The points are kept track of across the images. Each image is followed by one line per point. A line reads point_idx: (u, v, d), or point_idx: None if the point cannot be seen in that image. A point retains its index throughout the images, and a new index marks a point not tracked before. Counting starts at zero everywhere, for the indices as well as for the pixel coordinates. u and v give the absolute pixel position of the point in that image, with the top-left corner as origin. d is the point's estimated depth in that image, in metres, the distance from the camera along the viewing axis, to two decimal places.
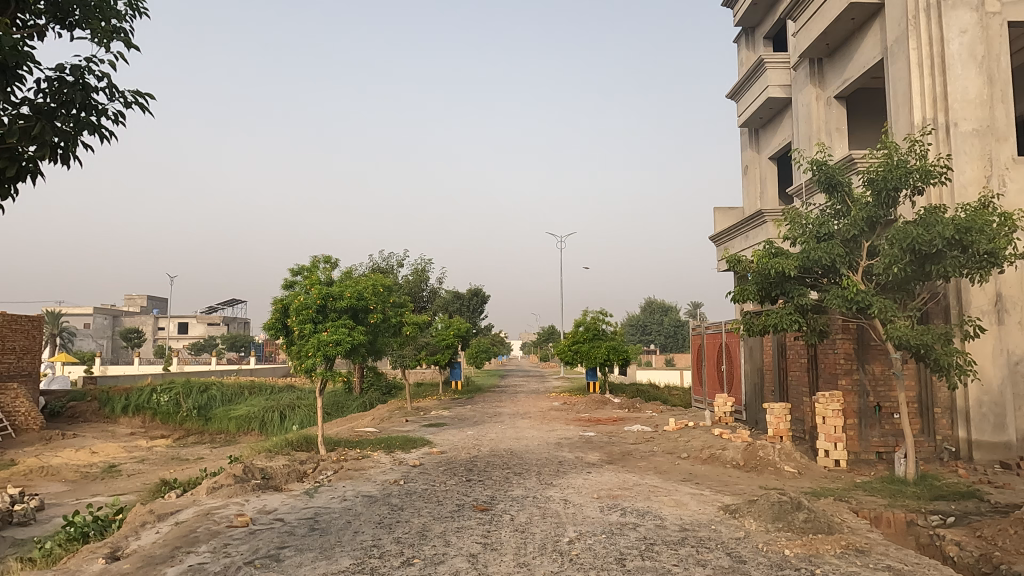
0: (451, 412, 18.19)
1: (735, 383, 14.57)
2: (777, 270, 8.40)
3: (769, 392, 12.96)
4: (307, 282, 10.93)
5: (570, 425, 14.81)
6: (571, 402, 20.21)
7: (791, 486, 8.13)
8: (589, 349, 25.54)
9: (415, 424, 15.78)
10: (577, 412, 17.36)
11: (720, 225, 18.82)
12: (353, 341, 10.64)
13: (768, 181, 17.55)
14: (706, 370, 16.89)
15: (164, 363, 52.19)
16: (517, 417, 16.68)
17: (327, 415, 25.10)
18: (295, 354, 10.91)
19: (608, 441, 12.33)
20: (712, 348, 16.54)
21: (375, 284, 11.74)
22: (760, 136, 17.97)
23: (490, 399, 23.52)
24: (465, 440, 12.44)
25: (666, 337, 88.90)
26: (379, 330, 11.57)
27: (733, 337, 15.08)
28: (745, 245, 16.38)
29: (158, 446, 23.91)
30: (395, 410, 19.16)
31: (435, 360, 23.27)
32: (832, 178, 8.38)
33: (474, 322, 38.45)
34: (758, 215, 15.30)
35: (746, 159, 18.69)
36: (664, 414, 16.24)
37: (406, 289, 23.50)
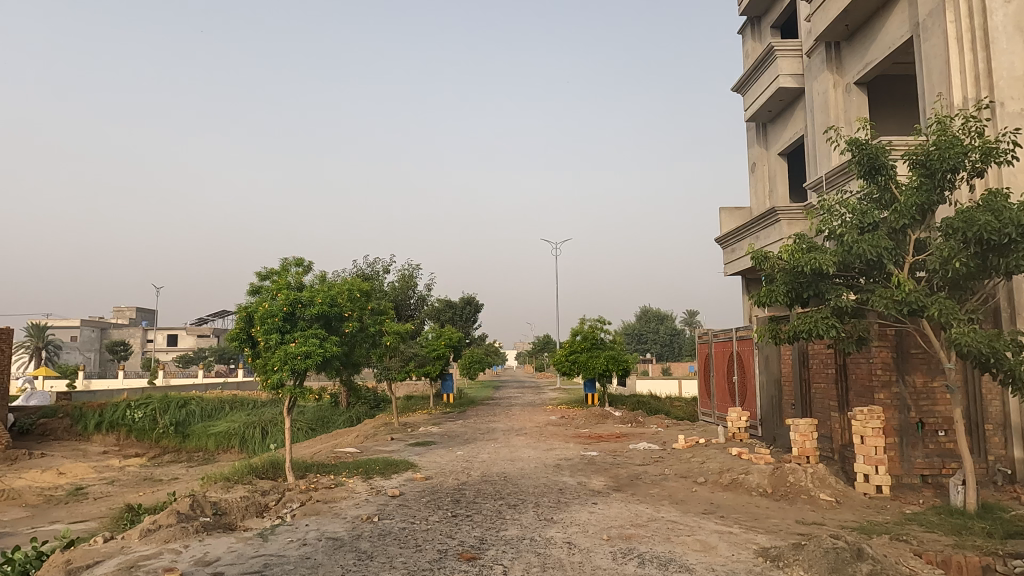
0: (440, 429, 16.96)
1: (749, 395, 13.37)
2: (813, 267, 7.23)
3: (790, 405, 11.77)
4: (274, 287, 9.68)
5: (570, 443, 13.59)
6: (569, 416, 19.00)
7: (833, 521, 6.93)
8: (587, 359, 24.33)
9: (402, 442, 14.51)
10: (576, 427, 16.16)
11: (726, 227, 17.71)
12: (325, 353, 9.36)
13: (778, 179, 16.46)
14: (714, 381, 15.71)
15: (150, 377, 50.63)
16: (512, 434, 15.45)
17: (311, 431, 23.92)
18: (262, 368, 9.65)
19: (613, 462, 11.11)
20: (721, 358, 15.33)
21: (352, 289, 10.47)
22: (768, 132, 16.91)
23: (483, 412, 22.26)
24: (454, 462, 11.19)
25: (662, 346, 87.84)
26: (357, 341, 10.28)
27: (745, 345, 13.87)
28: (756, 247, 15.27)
29: (132, 466, 22.52)
30: (381, 426, 17.92)
31: (425, 372, 21.99)
32: (874, 159, 7.21)
33: (467, 331, 37.19)
34: (770, 213, 14.22)
35: (752, 156, 17.61)
36: (671, 429, 15.04)
37: (391, 297, 22.08)
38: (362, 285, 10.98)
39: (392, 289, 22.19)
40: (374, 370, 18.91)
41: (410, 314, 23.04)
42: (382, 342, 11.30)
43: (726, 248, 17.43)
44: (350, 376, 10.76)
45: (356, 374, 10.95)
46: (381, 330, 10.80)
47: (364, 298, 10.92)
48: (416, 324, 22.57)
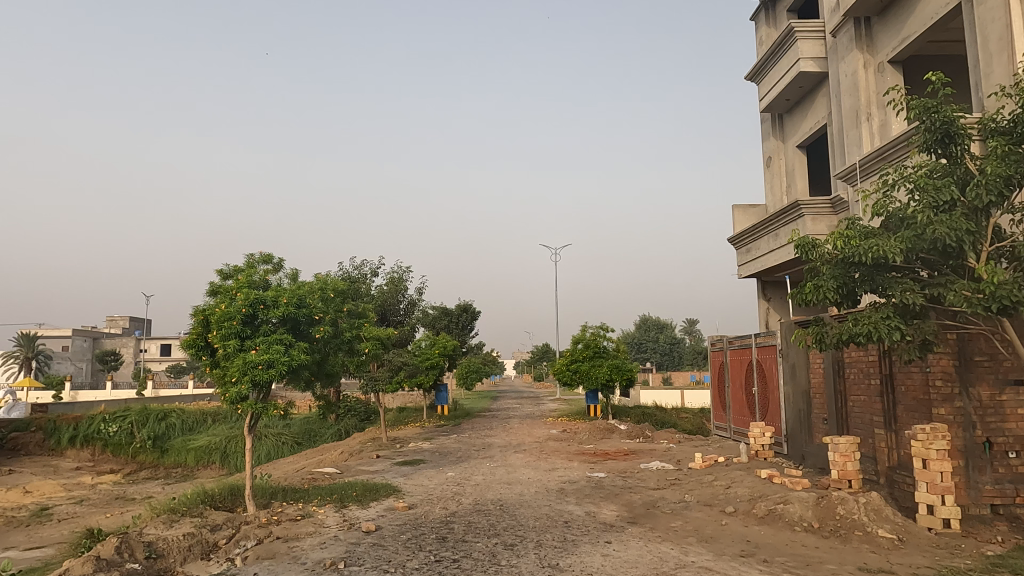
0: (432, 445, 15.61)
1: (773, 408, 12.07)
2: (874, 256, 5.96)
3: (821, 421, 10.48)
4: (235, 287, 8.37)
5: (574, 461, 12.27)
6: (571, 430, 17.66)
7: (904, 569, 5.62)
8: (589, 369, 23.01)
9: (388, 461, 13.16)
10: (579, 443, 14.83)
11: (740, 225, 16.45)
12: (292, 363, 8.05)
13: (796, 173, 15.25)
14: (730, 392, 14.43)
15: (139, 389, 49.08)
16: (510, 451, 14.10)
17: (296, 446, 22.67)
18: (220, 379, 8.34)
19: (624, 485, 9.78)
20: (738, 367, 14.04)
21: (327, 288, 9.15)
22: (786, 123, 15.73)
23: (479, 425, 20.90)
24: (444, 486, 9.84)
25: (662, 356, 86.53)
26: (332, 348, 8.95)
27: (767, 353, 12.57)
28: (776, 246, 14.00)
29: (104, 483, 21.09)
30: (369, 441, 16.57)
31: (417, 383, 20.70)
32: (947, 125, 5.89)
33: (463, 340, 35.84)
34: (792, 207, 13.00)
35: (767, 149, 16.41)
36: (684, 446, 13.72)
37: (376, 302, 20.71)
38: (341, 284, 9.66)
39: (377, 292, 20.76)
40: (357, 381, 17.68)
41: (399, 319, 21.68)
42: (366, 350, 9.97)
43: (741, 249, 16.19)
44: (326, 388, 9.44)
45: (334, 386, 9.64)
46: (364, 336, 9.48)
47: (342, 300, 9.59)
48: (407, 330, 21.19)
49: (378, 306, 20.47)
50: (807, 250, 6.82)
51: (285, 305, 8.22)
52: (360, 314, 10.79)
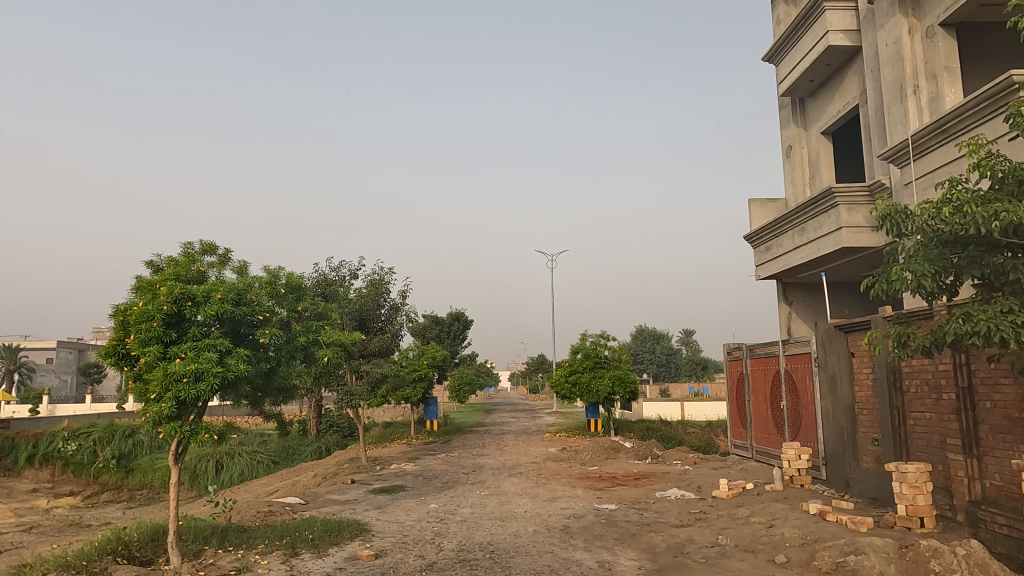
0: (417, 466, 13.89)
1: (807, 426, 10.49)
2: (998, 226, 4.40)
3: (871, 442, 8.87)
4: (159, 280, 6.73)
5: (577, 488, 10.59)
6: (572, 448, 15.99)
7: None
8: (590, 381, 21.39)
9: (364, 487, 11.44)
10: (582, 464, 13.16)
11: (757, 220, 14.88)
12: (228, 375, 6.40)
13: (822, 162, 13.75)
14: (752, 406, 12.84)
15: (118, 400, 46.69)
16: (503, 474, 12.39)
17: (272, 465, 21.16)
18: (143, 396, 6.66)
19: (640, 521, 8.12)
20: (761, 378, 12.47)
21: (278, 283, 7.50)
22: (807, 108, 14.27)
23: (470, 442, 19.18)
24: (423, 524, 8.13)
25: (658, 366, 84.86)
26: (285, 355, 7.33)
27: (798, 361, 10.96)
28: (803, 241, 12.46)
29: (60, 508, 19.19)
30: (347, 462, 14.82)
31: (402, 396, 19.25)
32: None
33: (455, 350, 34.19)
34: (823, 196, 11.46)
35: (787, 138, 14.90)
36: (702, 468, 12.09)
37: (351, 308, 19.01)
38: (302, 278, 8.03)
39: (352, 298, 19.05)
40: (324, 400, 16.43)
41: (380, 326, 19.90)
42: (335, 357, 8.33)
43: (759, 247, 14.65)
44: (279, 406, 7.75)
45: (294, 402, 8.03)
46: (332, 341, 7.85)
47: (301, 297, 7.95)
48: (389, 337, 19.38)
49: (353, 312, 18.80)
50: (898, 221, 5.24)
51: (221, 302, 6.57)
52: (326, 316, 9.16)
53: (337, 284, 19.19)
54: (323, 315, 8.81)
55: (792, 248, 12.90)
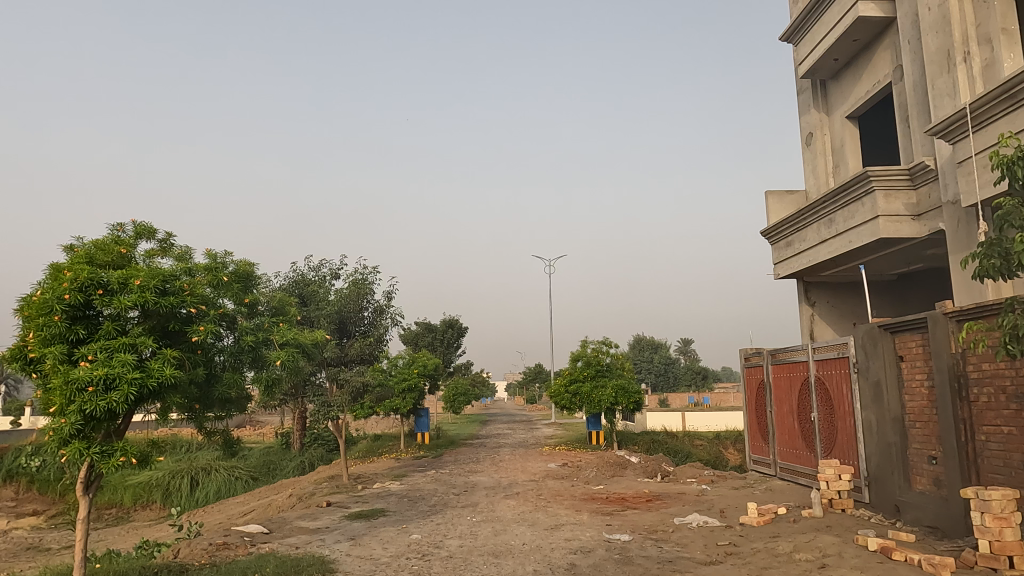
0: (403, 486, 12.52)
1: (844, 441, 9.19)
2: None
3: (927, 460, 7.58)
4: (69, 264, 5.43)
5: (582, 513, 9.26)
6: (573, 464, 14.64)
7: None
8: (591, 390, 20.07)
9: (340, 511, 10.05)
10: (586, 484, 11.82)
11: (775, 215, 13.64)
12: (149, 383, 5.09)
13: (848, 148, 12.56)
14: (774, 418, 11.57)
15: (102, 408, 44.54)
16: (498, 495, 11.05)
17: (251, 482, 19.97)
18: (47, 407, 5.34)
19: (660, 557, 6.79)
20: (784, 387, 11.20)
21: (222, 269, 6.20)
22: (830, 91, 13.10)
23: (463, 457, 17.80)
24: (400, 562, 6.78)
25: (656, 376, 83.57)
26: (226, 357, 6.05)
27: (831, 368, 9.66)
28: (832, 234, 11.21)
29: (19, 529, 17.65)
30: (326, 481, 13.43)
31: (391, 407, 18.02)
32: None
33: (448, 358, 32.92)
34: (857, 181, 10.21)
35: (807, 124, 13.70)
36: (721, 488, 10.76)
37: (330, 311, 17.71)
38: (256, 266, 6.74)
39: (331, 301, 17.76)
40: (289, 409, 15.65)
41: (362, 331, 18.48)
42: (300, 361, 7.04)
43: (778, 243, 13.40)
44: (225, 420, 6.43)
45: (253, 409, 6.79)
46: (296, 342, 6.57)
47: (253, 288, 6.67)
48: (372, 343, 17.95)
49: (332, 314, 17.47)
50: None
51: (141, 291, 5.25)
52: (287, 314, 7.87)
53: (317, 285, 18.01)
54: (286, 311, 7.54)
55: (819, 242, 11.65)
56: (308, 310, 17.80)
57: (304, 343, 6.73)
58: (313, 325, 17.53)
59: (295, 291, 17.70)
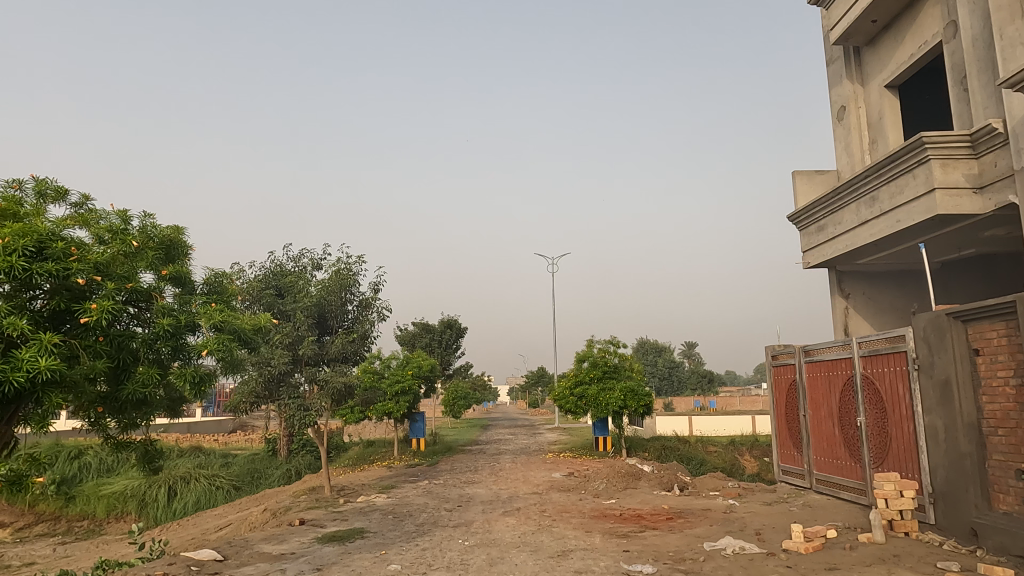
0: (390, 500, 11.15)
1: (901, 450, 7.82)
2: None
3: (1012, 475, 6.20)
4: None
5: (593, 536, 7.89)
6: (580, 474, 13.27)
7: None
8: (598, 393, 18.71)
9: (312, 532, 8.70)
10: (595, 498, 10.46)
11: (803, 197, 12.31)
12: (17, 377, 4.17)
13: (886, 120, 11.22)
14: (809, 422, 10.21)
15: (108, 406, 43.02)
16: (496, 512, 9.68)
17: (234, 492, 18.77)
18: None
19: None
20: (820, 387, 9.86)
21: (131, 235, 5.48)
22: (866, 59, 11.78)
23: (460, 466, 16.45)
24: None
25: (661, 380, 82.16)
26: (137, 344, 5.31)
27: (881, 365, 8.29)
28: (876, 214, 9.86)
29: None
30: (306, 493, 12.08)
31: (383, 412, 16.62)
32: None
33: (446, 361, 31.63)
34: (908, 150, 8.86)
35: (838, 97, 12.38)
36: (751, 504, 9.38)
37: (308, 304, 16.46)
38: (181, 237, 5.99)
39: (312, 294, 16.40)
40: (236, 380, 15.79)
41: (345, 327, 17.25)
42: (240, 351, 6.17)
43: (809, 228, 12.06)
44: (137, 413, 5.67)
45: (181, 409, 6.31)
46: (233, 329, 5.93)
47: (175, 258, 5.98)
48: (355, 340, 16.71)
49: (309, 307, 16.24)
50: None
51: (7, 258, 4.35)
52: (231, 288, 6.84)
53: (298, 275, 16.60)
54: (227, 289, 6.60)
55: (861, 224, 10.29)
56: (286, 303, 16.71)
57: (241, 330, 6.05)
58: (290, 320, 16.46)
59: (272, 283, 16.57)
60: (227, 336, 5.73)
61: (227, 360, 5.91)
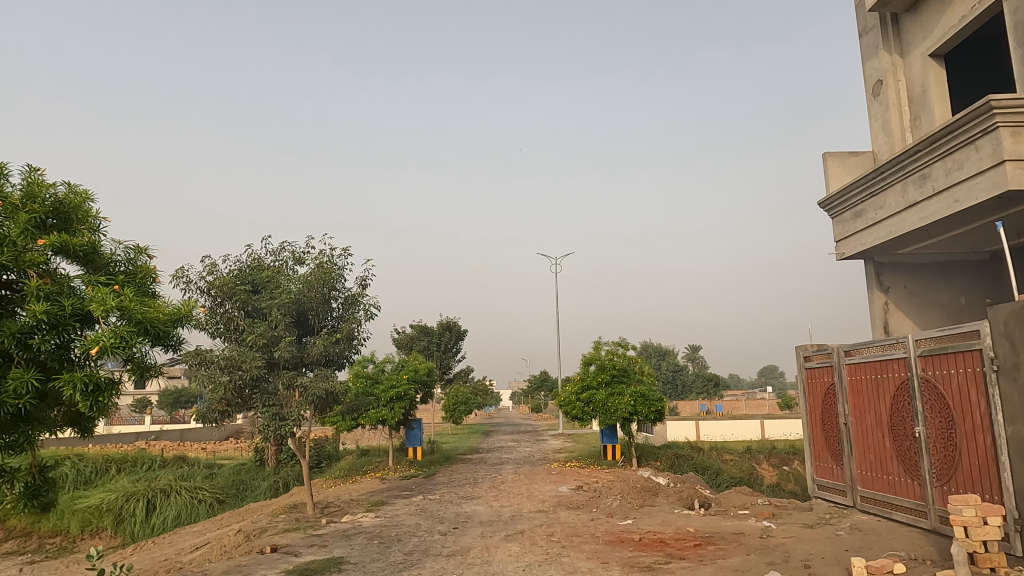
0: (378, 520, 9.92)
1: (976, 466, 6.60)
2: None
3: None
4: None
5: (611, 569, 6.68)
6: (589, 488, 12.06)
7: None
8: (607, 398, 17.52)
9: (284, 563, 7.48)
10: (609, 518, 9.26)
11: (836, 181, 11.12)
12: None
13: (932, 92, 10.02)
14: (852, 432, 9.00)
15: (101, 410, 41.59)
16: (497, 536, 8.48)
17: (218, 505, 17.76)
18: None
19: None
20: (865, 392, 8.65)
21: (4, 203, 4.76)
22: (906, 27, 10.63)
23: (459, 478, 15.24)
24: None
25: (665, 384, 80.85)
26: (5, 341, 4.46)
27: (946, 366, 7.07)
28: (928, 194, 8.66)
29: None
30: (286, 512, 10.87)
31: (377, 419, 15.58)
32: None
33: (445, 365, 30.44)
34: (971, 116, 7.66)
35: (873, 70, 11.21)
36: (789, 527, 8.18)
37: (284, 301, 12.35)
38: (85, 210, 5.33)
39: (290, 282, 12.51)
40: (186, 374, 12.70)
41: None
42: (153, 344, 5.06)
43: (843, 215, 10.86)
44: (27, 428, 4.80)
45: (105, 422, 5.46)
46: (138, 318, 4.84)
47: (69, 228, 5.20)
48: None
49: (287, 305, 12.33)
50: None
51: None
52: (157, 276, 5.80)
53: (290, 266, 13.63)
54: (145, 268, 5.53)
55: (910, 207, 9.09)
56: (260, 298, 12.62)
57: (155, 323, 4.99)
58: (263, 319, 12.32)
59: (238, 269, 12.62)
60: (127, 330, 4.67)
61: (131, 358, 4.85)
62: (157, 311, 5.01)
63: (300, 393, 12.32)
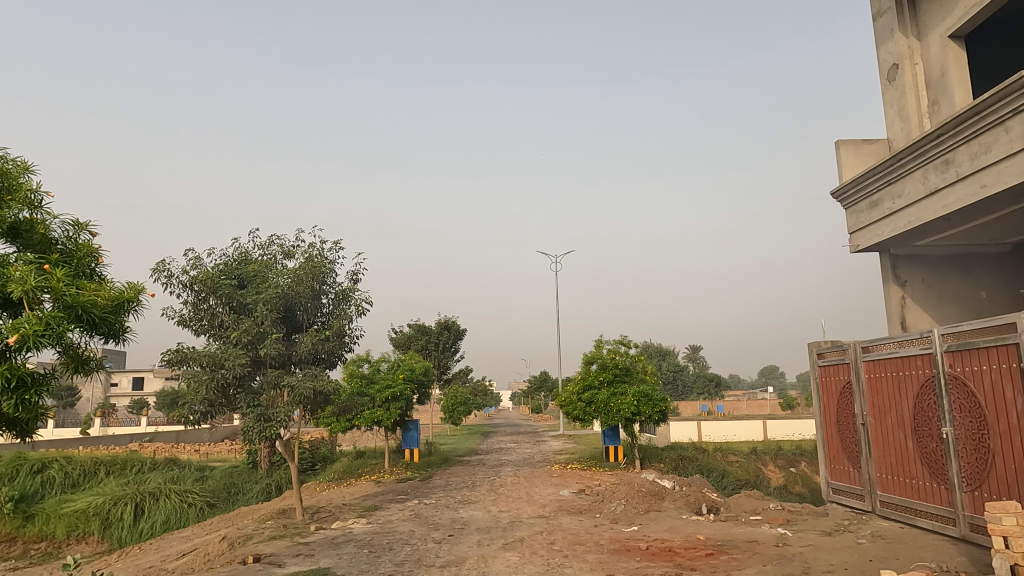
0: (369, 527, 9.42)
1: (1012, 470, 6.10)
2: None
3: None
4: None
5: None
6: (592, 492, 11.54)
7: None
8: (608, 398, 17.01)
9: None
10: (614, 525, 8.76)
11: (850, 170, 10.62)
12: None
13: (952, 75, 9.51)
14: (871, 433, 8.50)
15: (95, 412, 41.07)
16: (495, 544, 7.98)
17: (208, 509, 17.24)
18: None
19: None
20: (885, 391, 8.14)
21: None
22: (923, 8, 10.13)
23: (456, 480, 14.74)
24: None
25: (665, 384, 80.33)
26: None
27: (978, 362, 6.57)
28: (952, 180, 8.17)
29: None
30: (274, 518, 10.37)
31: (372, 420, 15.09)
32: None
33: (443, 364, 29.92)
34: (1001, 95, 7.15)
35: (889, 53, 10.70)
36: (806, 534, 7.67)
37: (269, 295, 11.78)
38: (15, 187, 5.35)
39: (276, 275, 11.94)
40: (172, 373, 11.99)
41: None
42: (88, 330, 5.04)
43: (858, 205, 10.35)
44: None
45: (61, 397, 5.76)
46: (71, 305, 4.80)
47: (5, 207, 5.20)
48: None
49: (275, 302, 11.81)
50: None
51: None
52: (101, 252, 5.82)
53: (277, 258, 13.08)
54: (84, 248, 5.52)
55: (931, 195, 8.59)
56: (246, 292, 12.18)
57: (91, 310, 4.95)
58: (248, 314, 12.06)
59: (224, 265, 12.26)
60: (54, 316, 4.68)
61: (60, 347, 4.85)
62: (92, 294, 4.99)
63: (288, 392, 11.65)
